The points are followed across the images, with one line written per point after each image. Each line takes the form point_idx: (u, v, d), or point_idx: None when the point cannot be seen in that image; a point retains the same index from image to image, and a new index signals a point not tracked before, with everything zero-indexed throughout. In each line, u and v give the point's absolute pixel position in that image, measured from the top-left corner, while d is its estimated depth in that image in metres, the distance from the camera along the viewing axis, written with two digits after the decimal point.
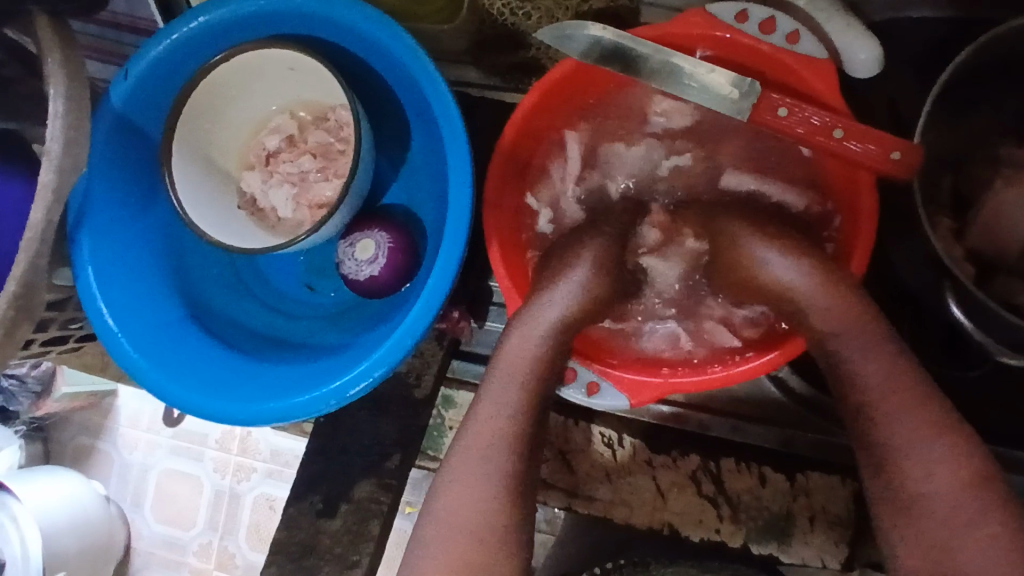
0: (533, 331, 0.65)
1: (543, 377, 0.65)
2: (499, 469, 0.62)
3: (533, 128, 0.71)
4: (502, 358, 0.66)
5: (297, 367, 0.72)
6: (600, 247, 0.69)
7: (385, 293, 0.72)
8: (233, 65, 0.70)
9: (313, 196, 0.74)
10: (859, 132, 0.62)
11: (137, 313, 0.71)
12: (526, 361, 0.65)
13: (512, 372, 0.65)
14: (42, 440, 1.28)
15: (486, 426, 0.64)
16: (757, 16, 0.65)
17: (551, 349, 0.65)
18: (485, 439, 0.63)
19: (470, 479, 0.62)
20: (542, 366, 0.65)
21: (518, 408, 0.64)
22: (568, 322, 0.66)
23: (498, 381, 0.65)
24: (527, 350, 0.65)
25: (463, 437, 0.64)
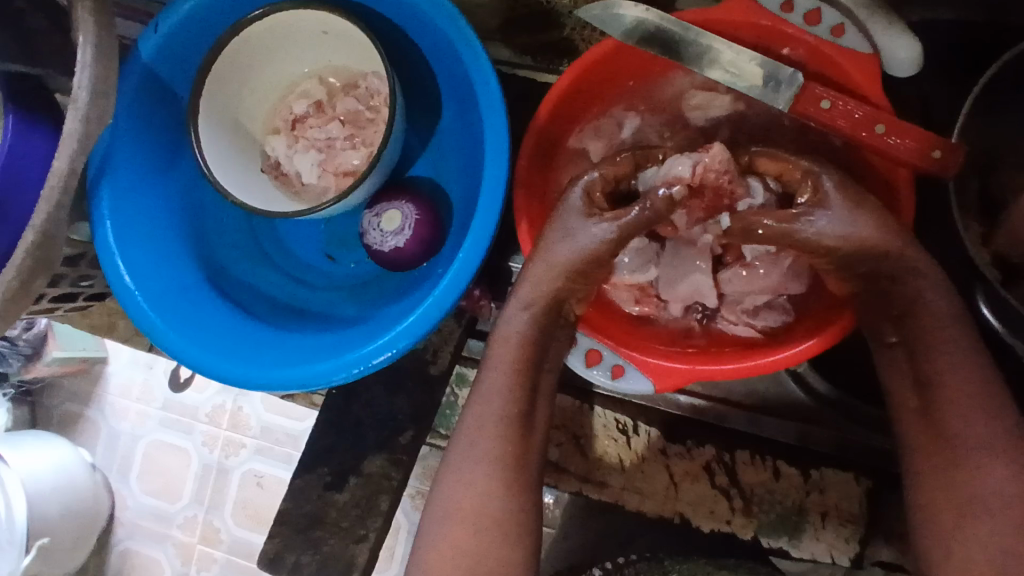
0: (517, 310, 0.67)
1: (529, 357, 0.66)
2: (495, 455, 0.65)
3: (569, 107, 0.70)
4: (493, 344, 0.68)
5: (314, 336, 0.71)
6: (588, 187, 0.67)
7: (409, 265, 0.71)
8: (266, 25, 0.68)
9: (339, 164, 0.73)
10: (900, 128, 0.62)
11: (155, 272, 0.70)
12: (511, 344, 0.67)
13: (500, 355, 0.67)
14: (29, 404, 1.26)
15: (484, 407, 0.66)
16: (803, 7, 0.64)
17: (537, 328, 0.67)
18: (478, 425, 0.66)
19: (467, 467, 0.66)
20: (530, 344, 0.67)
21: (507, 393, 0.66)
22: (558, 290, 0.66)
23: (496, 356, 0.67)
24: (514, 332, 0.67)
25: (461, 426, 0.68)
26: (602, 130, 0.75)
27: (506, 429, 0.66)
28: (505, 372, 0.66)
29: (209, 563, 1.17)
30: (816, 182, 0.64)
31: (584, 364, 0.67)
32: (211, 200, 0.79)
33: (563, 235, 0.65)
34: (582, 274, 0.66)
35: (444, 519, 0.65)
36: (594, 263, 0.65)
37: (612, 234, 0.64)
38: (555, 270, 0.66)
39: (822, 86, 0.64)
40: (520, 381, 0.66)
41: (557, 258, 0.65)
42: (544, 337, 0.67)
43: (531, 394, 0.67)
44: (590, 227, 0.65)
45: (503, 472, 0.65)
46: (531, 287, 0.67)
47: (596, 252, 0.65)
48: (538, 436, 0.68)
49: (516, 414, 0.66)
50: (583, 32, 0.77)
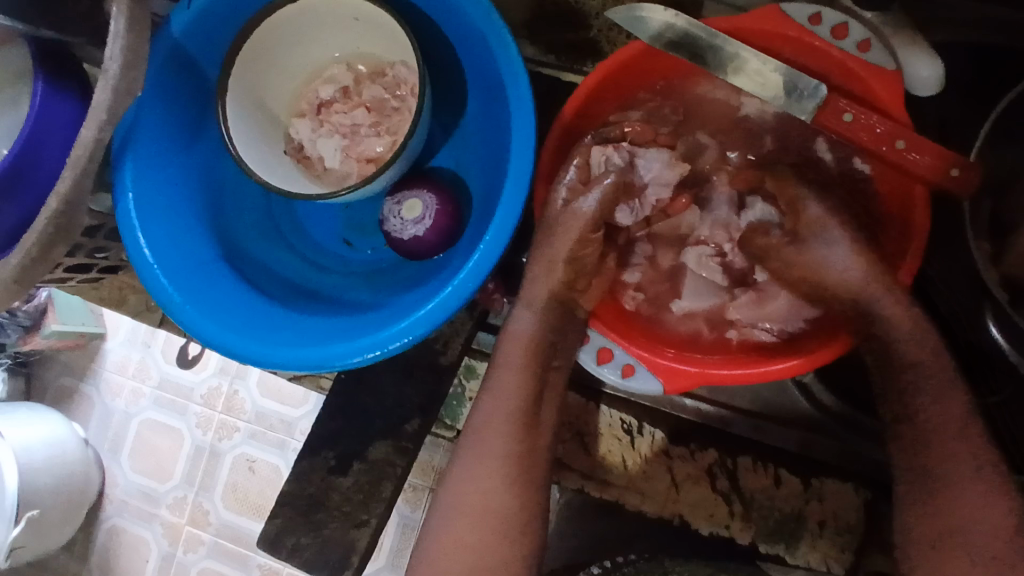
0: (524, 310, 0.69)
1: (538, 360, 0.68)
2: (500, 454, 0.66)
3: (593, 107, 0.70)
4: (502, 343, 0.69)
5: (330, 320, 0.71)
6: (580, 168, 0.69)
7: (428, 254, 0.71)
8: (298, 9, 0.69)
9: (363, 150, 0.74)
10: (919, 143, 0.63)
11: (174, 247, 0.70)
12: (520, 344, 0.68)
13: (506, 357, 0.68)
14: (25, 376, 1.26)
15: (490, 406, 0.67)
16: (831, 20, 0.65)
17: (546, 328, 0.68)
18: (483, 423, 0.67)
19: (474, 462, 0.67)
20: (538, 345, 0.68)
21: (514, 392, 0.67)
22: (561, 293, 0.69)
23: (501, 363, 0.68)
24: (523, 333, 0.68)
25: (471, 422, 0.69)
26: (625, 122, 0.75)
27: (512, 430, 0.67)
28: (514, 371, 0.67)
29: (197, 545, 1.17)
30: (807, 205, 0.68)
31: (595, 362, 0.66)
32: (231, 177, 0.79)
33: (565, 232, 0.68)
34: (583, 265, 0.69)
35: (449, 515, 0.66)
36: (582, 242, 0.68)
37: (592, 210, 0.68)
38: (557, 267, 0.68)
39: (846, 100, 0.66)
40: (528, 380, 0.67)
41: (555, 247, 0.68)
42: (555, 338, 0.69)
43: (539, 393, 0.68)
44: (577, 207, 0.68)
45: (510, 470, 0.66)
46: (537, 287, 0.69)
47: (586, 233, 0.68)
48: (543, 432, 0.69)
49: (524, 413, 0.67)
50: (609, 34, 0.79)
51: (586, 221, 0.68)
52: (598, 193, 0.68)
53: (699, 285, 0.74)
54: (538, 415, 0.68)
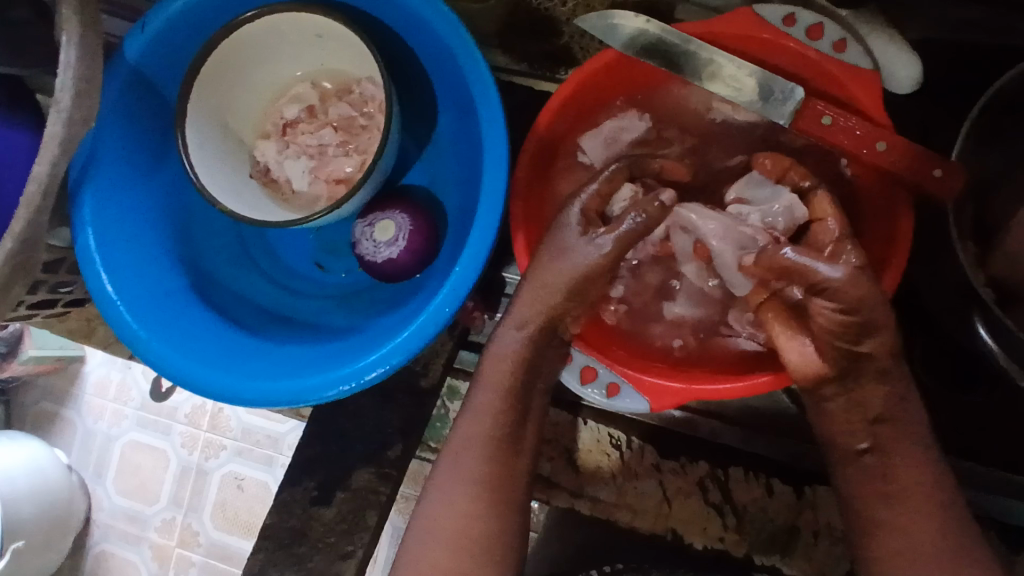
0: (510, 329, 0.66)
1: (520, 380, 0.65)
2: (480, 478, 0.64)
3: (566, 119, 0.69)
4: (485, 362, 0.66)
5: (304, 348, 0.69)
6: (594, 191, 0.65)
7: (402, 276, 0.69)
8: (258, 28, 0.67)
9: (332, 171, 0.71)
10: (899, 147, 0.61)
11: (137, 279, 0.68)
12: (503, 363, 0.65)
13: (489, 377, 0.65)
14: (3, 403, 1.23)
15: (474, 431, 0.65)
16: (805, 21, 0.63)
17: (529, 348, 0.65)
18: (462, 446, 0.64)
19: (453, 488, 0.64)
20: (522, 366, 0.65)
21: (496, 413, 0.64)
22: (549, 316, 0.65)
23: (482, 386, 0.65)
24: (507, 352, 0.65)
25: (450, 443, 0.66)
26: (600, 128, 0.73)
27: (493, 453, 0.64)
28: (494, 392, 0.65)
29: (186, 567, 1.15)
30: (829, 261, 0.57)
31: (578, 381, 0.65)
32: (198, 201, 0.77)
33: (561, 252, 0.64)
34: (579, 293, 0.65)
35: (423, 543, 0.63)
36: (588, 280, 0.64)
37: (606, 250, 0.63)
38: (551, 288, 0.64)
39: (824, 102, 0.64)
40: (512, 397, 0.65)
41: (549, 279, 0.64)
42: (536, 357, 0.65)
43: (521, 415, 0.66)
44: (586, 243, 0.64)
45: (485, 492, 0.63)
46: (523, 307, 0.65)
47: (588, 268, 0.63)
48: (530, 452, 0.67)
49: (505, 435, 0.64)
50: (581, 40, 0.77)
51: (586, 253, 0.63)
52: (629, 224, 0.62)
53: (690, 294, 0.71)
54: (525, 438, 0.66)
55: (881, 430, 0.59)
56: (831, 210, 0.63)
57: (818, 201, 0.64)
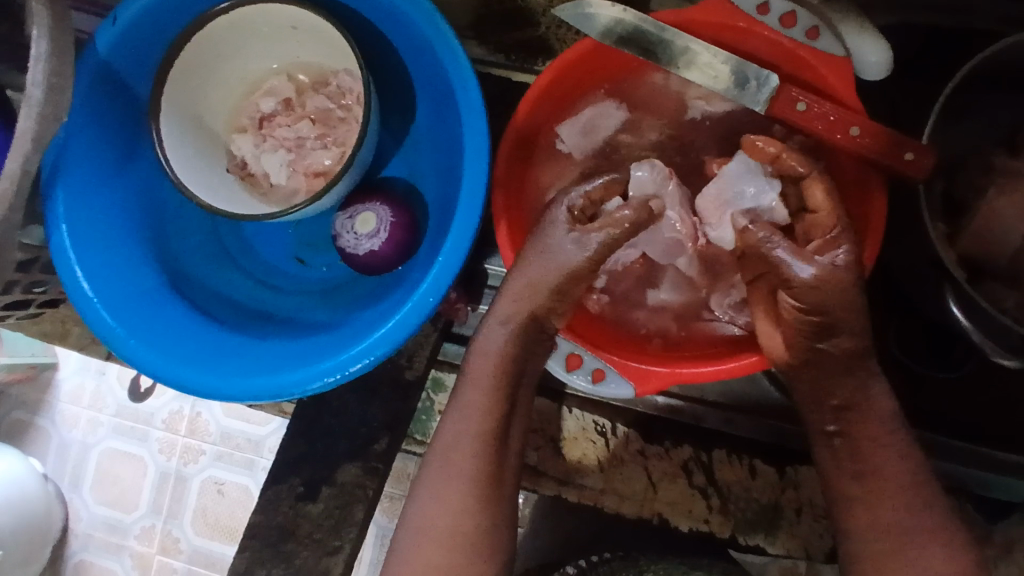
0: (495, 325, 0.65)
1: (508, 378, 0.64)
2: (470, 474, 0.63)
3: (543, 110, 0.70)
4: (471, 357, 0.65)
5: (285, 344, 0.68)
6: (566, 208, 0.65)
7: (384, 269, 0.69)
8: (231, 20, 0.66)
9: (310, 164, 0.71)
10: (872, 130, 0.62)
11: (113, 277, 0.67)
12: (490, 362, 0.64)
13: (474, 375, 0.64)
14: None
15: (462, 428, 0.64)
16: (778, 9, 0.64)
17: (516, 344, 0.64)
18: (451, 444, 0.63)
19: (441, 486, 0.63)
20: (508, 363, 0.64)
21: (484, 409, 0.63)
22: (531, 311, 0.64)
23: (468, 385, 0.64)
24: (492, 348, 0.64)
25: (437, 441, 0.65)
26: (579, 115, 0.74)
27: (483, 448, 0.63)
28: (482, 391, 0.64)
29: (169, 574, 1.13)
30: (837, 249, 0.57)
31: (564, 368, 0.66)
32: (174, 198, 0.76)
33: (546, 249, 0.63)
34: (561, 293, 0.64)
35: (414, 538, 0.62)
36: (571, 282, 0.63)
37: (590, 252, 0.63)
38: (538, 286, 0.63)
39: (798, 89, 0.64)
40: (499, 393, 0.64)
41: (536, 278, 0.63)
42: (523, 354, 0.64)
43: (508, 409, 0.64)
44: (570, 240, 0.63)
45: (475, 487, 0.62)
46: (507, 303, 0.64)
47: (571, 267, 0.63)
48: (517, 446, 0.66)
49: (493, 430, 0.63)
50: (558, 31, 0.78)
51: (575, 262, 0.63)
52: (604, 236, 0.62)
53: (675, 278, 0.71)
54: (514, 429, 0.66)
55: (845, 416, 0.59)
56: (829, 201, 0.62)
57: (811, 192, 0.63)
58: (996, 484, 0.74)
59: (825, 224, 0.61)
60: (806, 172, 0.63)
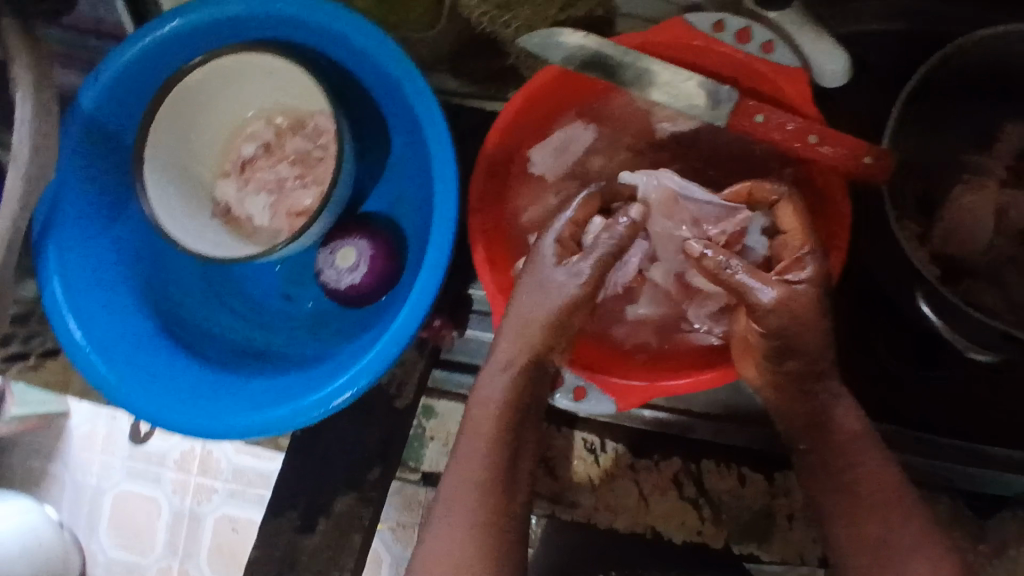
0: (495, 371, 0.65)
1: (512, 423, 0.64)
2: (473, 520, 0.62)
3: (513, 137, 0.72)
4: (472, 406, 0.66)
5: (275, 380, 0.70)
6: (554, 240, 0.66)
7: (367, 300, 0.71)
8: (209, 71, 0.69)
9: (292, 204, 0.73)
10: (831, 136, 0.64)
11: (106, 324, 0.69)
12: (491, 409, 0.64)
13: (478, 423, 0.65)
14: None
15: (466, 476, 0.63)
16: (734, 26, 0.67)
17: (517, 391, 0.65)
18: (455, 492, 0.63)
19: (447, 533, 0.62)
20: (512, 410, 0.64)
21: (487, 457, 0.63)
22: (531, 352, 0.65)
23: (471, 434, 0.65)
24: (495, 397, 0.65)
25: (442, 489, 0.65)
26: (548, 138, 0.76)
27: (485, 493, 0.62)
28: (484, 437, 0.64)
29: None
30: (807, 263, 0.60)
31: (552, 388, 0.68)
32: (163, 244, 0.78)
33: (539, 284, 0.65)
34: (561, 330, 0.65)
35: None
36: (568, 318, 0.65)
37: (583, 280, 0.64)
38: (533, 327, 0.64)
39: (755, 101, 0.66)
40: (502, 438, 0.64)
41: (532, 317, 0.64)
42: (526, 401, 0.65)
43: (513, 458, 0.64)
44: (562, 271, 0.65)
45: (479, 533, 0.61)
46: (509, 348, 0.65)
47: (568, 298, 0.64)
48: (524, 487, 0.65)
49: (497, 475, 0.63)
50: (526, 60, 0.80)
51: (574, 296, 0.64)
52: (593, 262, 0.64)
53: (653, 291, 0.73)
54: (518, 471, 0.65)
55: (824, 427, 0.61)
56: (797, 222, 0.63)
57: (782, 213, 0.64)
58: (985, 480, 0.74)
59: (795, 243, 0.62)
60: (779, 198, 0.65)
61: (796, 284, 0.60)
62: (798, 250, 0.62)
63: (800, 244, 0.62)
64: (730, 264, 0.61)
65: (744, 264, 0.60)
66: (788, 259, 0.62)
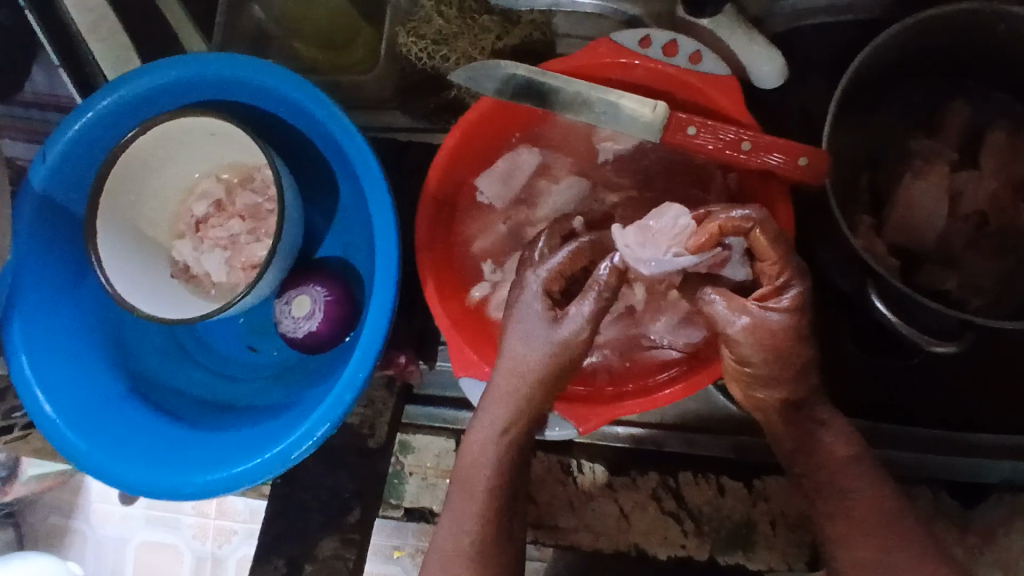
0: (489, 432, 0.62)
1: (504, 483, 0.62)
2: None
3: (456, 171, 0.73)
4: (461, 466, 0.64)
5: (240, 435, 0.71)
6: (541, 295, 0.63)
7: (326, 346, 0.72)
8: (153, 138, 0.70)
9: (246, 258, 0.75)
10: (764, 142, 0.64)
11: (75, 393, 0.71)
12: (485, 472, 0.62)
13: (472, 487, 0.62)
14: (14, 525, 1.16)
15: (458, 539, 0.61)
16: (659, 40, 0.67)
17: (511, 453, 0.63)
18: (448, 558, 0.61)
19: None
20: (504, 468, 0.62)
21: (481, 521, 0.61)
22: (523, 413, 0.62)
23: (460, 494, 0.63)
24: (490, 457, 0.62)
25: (433, 549, 0.63)
26: (493, 166, 0.76)
27: (480, 554, 0.61)
28: (477, 499, 0.62)
29: None
30: (790, 288, 0.58)
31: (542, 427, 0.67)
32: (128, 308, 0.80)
33: (524, 337, 0.62)
34: (554, 386, 0.62)
35: None
36: (560, 374, 0.62)
37: (585, 330, 0.61)
38: (528, 386, 0.62)
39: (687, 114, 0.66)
40: (496, 502, 0.62)
41: (521, 379, 0.62)
42: (519, 459, 0.63)
43: (507, 513, 0.63)
44: (553, 328, 0.61)
45: None
46: (501, 408, 0.62)
47: (562, 351, 0.61)
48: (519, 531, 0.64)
49: (493, 534, 0.61)
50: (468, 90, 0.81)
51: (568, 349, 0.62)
52: (589, 306, 0.61)
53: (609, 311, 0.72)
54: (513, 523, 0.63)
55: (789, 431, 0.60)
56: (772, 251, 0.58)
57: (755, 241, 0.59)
58: (965, 469, 0.74)
59: (771, 270, 0.59)
60: (752, 225, 0.58)
61: (770, 312, 0.58)
62: (771, 277, 0.59)
63: (776, 272, 0.59)
64: (708, 294, 0.60)
65: (720, 295, 0.59)
66: (766, 288, 0.59)
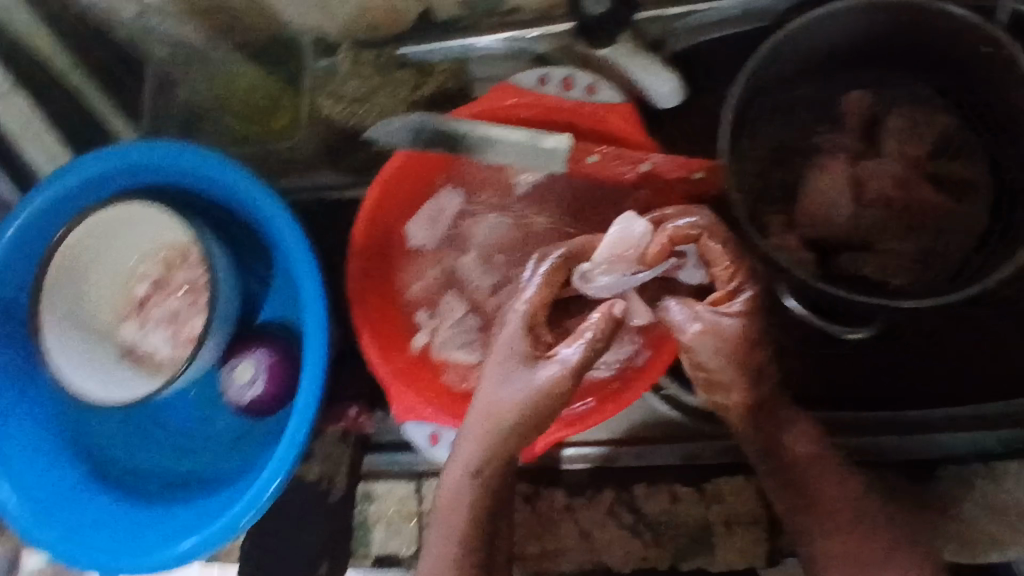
0: (463, 472, 0.61)
1: (478, 528, 0.60)
2: None
3: (382, 222, 0.76)
4: (438, 508, 0.62)
5: (202, 503, 0.73)
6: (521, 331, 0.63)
7: (273, 408, 0.77)
8: (89, 225, 0.73)
9: (189, 331, 0.77)
10: (662, 161, 0.69)
11: (38, 483, 0.73)
12: (460, 514, 0.61)
13: (445, 527, 0.61)
14: None
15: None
16: (556, 77, 0.72)
17: (486, 496, 0.61)
18: None
19: None
20: (481, 509, 0.61)
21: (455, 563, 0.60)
22: (500, 453, 0.61)
23: (437, 534, 0.61)
24: (464, 499, 0.61)
25: None
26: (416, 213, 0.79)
27: None
28: (452, 540, 0.60)
29: None
30: (743, 289, 0.62)
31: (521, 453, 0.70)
32: None
33: (501, 376, 0.62)
34: (534, 426, 0.61)
35: None
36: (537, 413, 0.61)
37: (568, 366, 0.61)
38: (501, 427, 0.61)
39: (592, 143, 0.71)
40: (470, 544, 0.60)
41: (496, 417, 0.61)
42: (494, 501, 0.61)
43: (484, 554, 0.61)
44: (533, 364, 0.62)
45: None
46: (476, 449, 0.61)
47: (539, 387, 0.61)
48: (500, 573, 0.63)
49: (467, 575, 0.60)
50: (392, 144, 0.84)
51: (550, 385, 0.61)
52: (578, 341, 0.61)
53: None
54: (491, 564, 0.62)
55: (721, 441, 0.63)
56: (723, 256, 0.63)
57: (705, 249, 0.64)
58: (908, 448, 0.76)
59: (723, 275, 0.63)
60: (701, 231, 0.65)
61: (724, 317, 0.60)
62: (722, 274, 0.63)
63: (729, 276, 0.63)
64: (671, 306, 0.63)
65: (685, 306, 0.62)
66: (719, 293, 0.63)
